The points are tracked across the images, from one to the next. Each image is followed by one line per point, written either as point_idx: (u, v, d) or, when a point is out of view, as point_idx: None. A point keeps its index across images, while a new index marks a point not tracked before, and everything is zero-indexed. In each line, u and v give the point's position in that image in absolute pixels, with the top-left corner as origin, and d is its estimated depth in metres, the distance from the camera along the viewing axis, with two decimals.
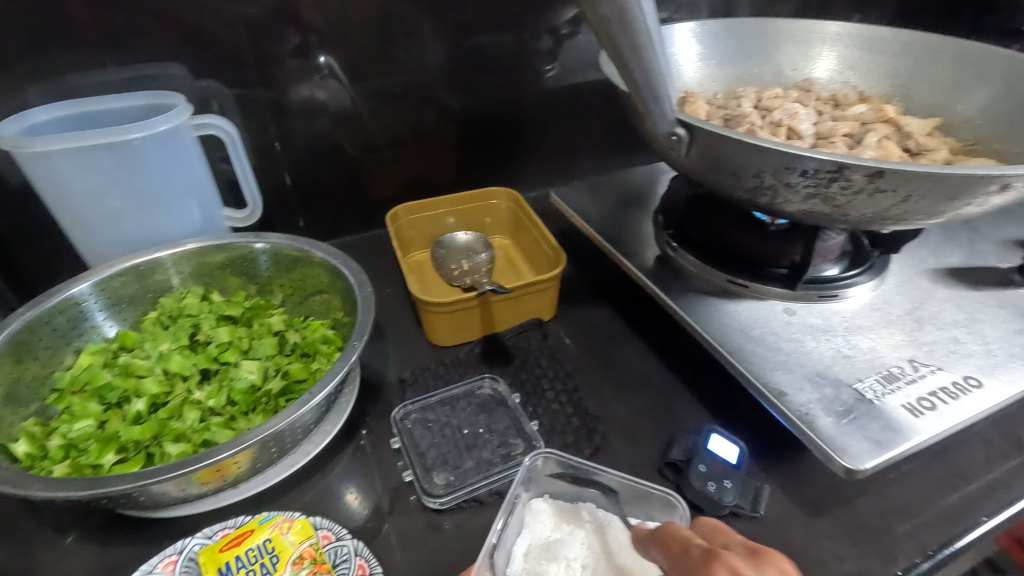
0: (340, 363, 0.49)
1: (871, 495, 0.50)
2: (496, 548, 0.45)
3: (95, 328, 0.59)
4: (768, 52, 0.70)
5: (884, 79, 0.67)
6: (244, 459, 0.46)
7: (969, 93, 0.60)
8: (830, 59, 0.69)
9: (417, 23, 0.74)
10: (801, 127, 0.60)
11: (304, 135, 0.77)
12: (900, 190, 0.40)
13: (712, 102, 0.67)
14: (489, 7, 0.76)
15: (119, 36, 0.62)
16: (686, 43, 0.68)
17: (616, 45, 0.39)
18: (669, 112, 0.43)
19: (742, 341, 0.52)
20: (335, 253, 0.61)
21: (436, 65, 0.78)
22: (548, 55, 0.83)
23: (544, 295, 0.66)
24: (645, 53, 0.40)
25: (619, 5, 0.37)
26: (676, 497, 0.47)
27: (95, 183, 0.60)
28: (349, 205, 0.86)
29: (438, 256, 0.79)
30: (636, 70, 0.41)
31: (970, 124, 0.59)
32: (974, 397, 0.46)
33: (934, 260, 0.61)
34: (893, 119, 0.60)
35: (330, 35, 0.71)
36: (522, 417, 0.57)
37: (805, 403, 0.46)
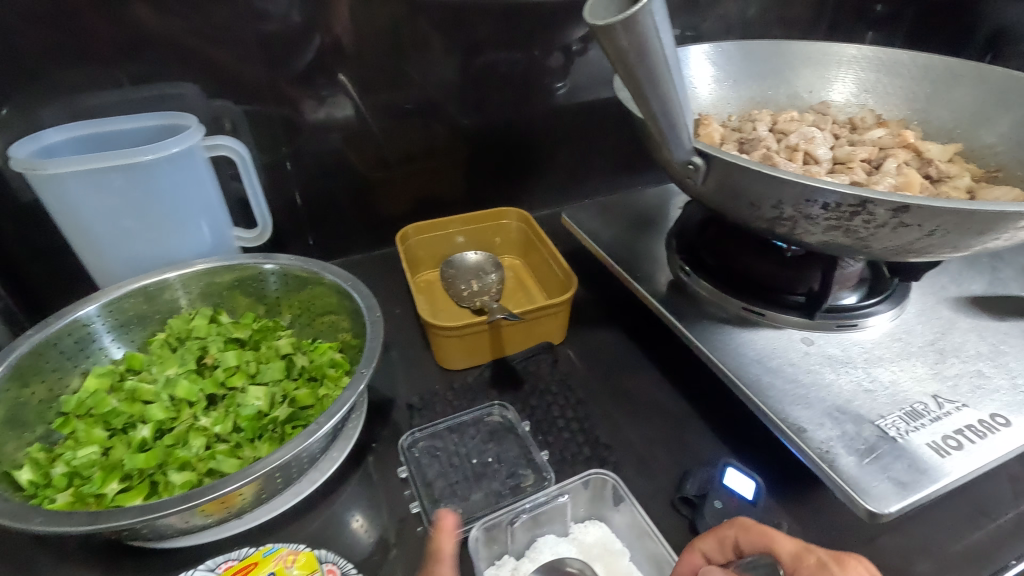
0: (347, 391, 0.48)
1: (893, 534, 0.48)
2: (519, 520, 0.47)
3: (102, 350, 0.59)
4: (783, 74, 0.69)
5: (901, 102, 0.66)
6: (249, 490, 0.45)
7: (991, 119, 0.59)
8: (846, 83, 0.68)
9: (428, 41, 0.74)
10: (819, 152, 0.59)
11: (315, 154, 0.77)
12: (925, 224, 0.38)
13: (726, 125, 0.66)
14: (501, 25, 0.76)
15: (132, 55, 0.62)
16: (700, 65, 0.67)
17: (633, 74, 0.38)
18: (685, 141, 0.43)
19: (759, 372, 0.51)
20: (344, 275, 0.61)
21: (448, 82, 0.78)
22: (561, 71, 0.83)
23: (555, 319, 0.65)
24: (662, 82, 0.39)
25: (638, 35, 0.36)
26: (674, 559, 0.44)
27: (106, 204, 0.60)
28: (358, 223, 0.85)
29: (448, 275, 0.79)
30: (652, 98, 0.40)
31: (991, 150, 0.58)
32: (1002, 436, 0.44)
33: (955, 288, 0.59)
34: (912, 144, 0.59)
35: (342, 52, 0.71)
36: (532, 446, 0.55)
37: (825, 440, 0.45)
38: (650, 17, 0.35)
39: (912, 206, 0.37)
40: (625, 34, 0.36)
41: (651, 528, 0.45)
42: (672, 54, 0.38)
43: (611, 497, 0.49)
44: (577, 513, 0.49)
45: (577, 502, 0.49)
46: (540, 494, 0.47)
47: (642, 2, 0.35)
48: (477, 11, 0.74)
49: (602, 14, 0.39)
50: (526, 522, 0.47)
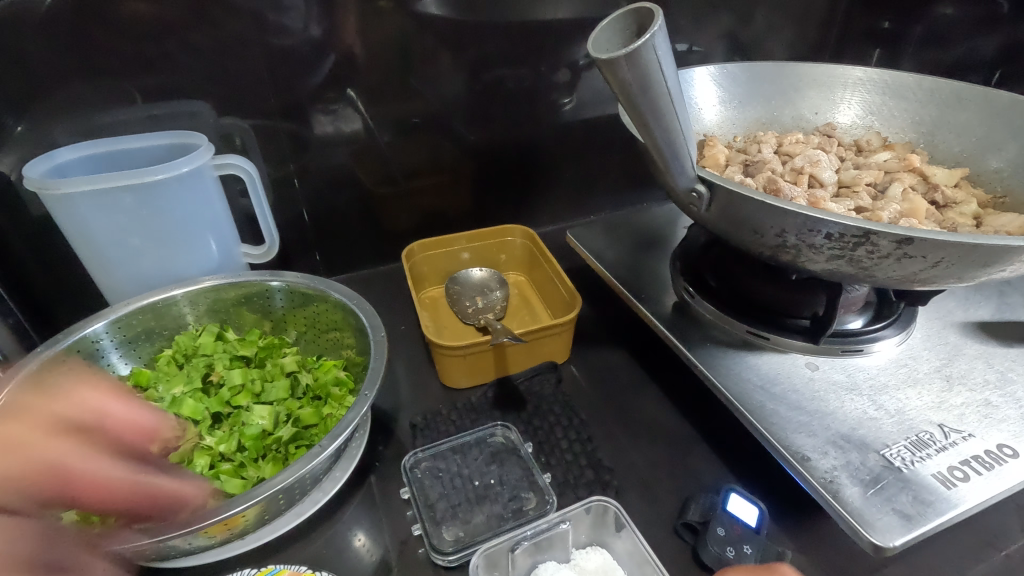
0: (351, 413, 0.49)
1: (899, 563, 0.48)
2: (520, 546, 0.47)
3: (110, 366, 0.60)
4: (789, 96, 0.69)
5: (907, 125, 0.66)
6: (252, 512, 0.45)
7: (998, 144, 0.59)
8: (852, 104, 0.68)
9: (436, 59, 0.75)
10: (823, 175, 0.59)
11: (323, 170, 0.78)
12: (930, 256, 0.38)
13: (731, 147, 0.66)
14: (507, 43, 0.77)
15: (146, 74, 0.64)
16: (705, 87, 0.68)
17: (636, 106, 0.39)
18: (688, 169, 0.43)
19: (763, 399, 0.51)
20: (349, 293, 0.61)
21: (454, 99, 0.79)
22: (567, 88, 0.84)
23: (558, 338, 0.66)
24: (666, 112, 0.39)
25: (641, 69, 0.36)
26: None
27: (117, 222, 0.61)
28: (365, 238, 0.86)
29: (453, 292, 0.79)
30: (656, 128, 0.40)
31: (998, 175, 0.58)
32: (1009, 468, 0.44)
33: (962, 312, 0.59)
34: (918, 168, 0.59)
35: (350, 69, 0.72)
36: (534, 468, 0.55)
37: (829, 470, 0.44)
38: (653, 51, 0.36)
39: (916, 237, 0.37)
40: (627, 67, 0.36)
41: (655, 558, 0.45)
42: (675, 87, 0.39)
43: (613, 523, 0.49)
44: (578, 538, 0.49)
45: (578, 527, 0.49)
46: (540, 521, 0.47)
47: (645, 37, 0.35)
48: (484, 29, 0.75)
49: (605, 46, 0.40)
50: (527, 549, 0.47)
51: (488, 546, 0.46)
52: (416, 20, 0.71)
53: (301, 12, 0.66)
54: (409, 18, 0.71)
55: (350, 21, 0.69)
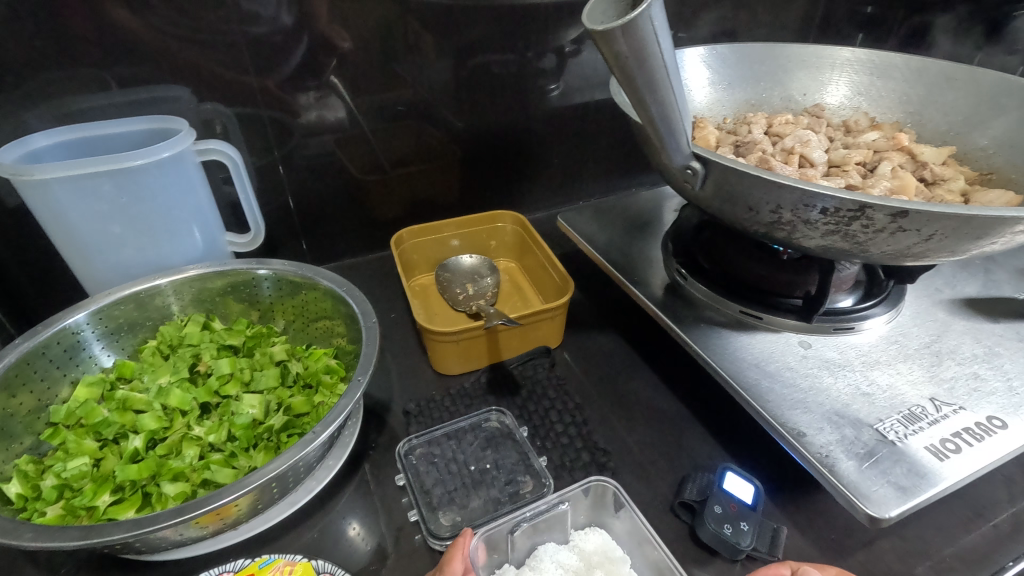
0: (344, 399, 0.48)
1: (891, 536, 0.48)
2: (520, 528, 0.46)
3: (92, 358, 0.58)
4: (779, 77, 0.69)
5: (894, 105, 0.66)
6: (245, 501, 0.44)
7: (985, 123, 0.59)
8: (840, 85, 0.68)
9: (421, 43, 0.73)
10: (814, 155, 0.60)
11: (308, 157, 0.76)
12: (924, 229, 0.39)
13: (722, 128, 0.67)
14: (494, 27, 0.76)
15: (121, 57, 0.61)
16: (695, 68, 0.67)
17: (631, 80, 0.38)
18: (683, 146, 0.43)
19: (758, 377, 0.51)
20: (339, 280, 0.60)
21: (441, 84, 0.78)
22: (554, 73, 0.83)
23: (551, 323, 0.66)
24: (661, 87, 0.39)
25: (637, 41, 0.36)
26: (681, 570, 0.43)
27: (95, 210, 0.59)
28: (352, 227, 0.85)
29: (443, 279, 0.78)
30: (651, 103, 0.40)
31: (984, 153, 0.58)
32: (998, 439, 0.45)
33: (949, 290, 0.60)
34: (906, 147, 0.60)
35: (333, 54, 0.70)
36: (530, 451, 0.55)
37: (825, 445, 0.45)
38: (649, 22, 0.35)
39: (913, 211, 0.37)
40: (623, 39, 0.35)
41: (654, 537, 0.45)
42: (671, 59, 0.38)
43: (612, 504, 0.48)
44: (579, 520, 0.49)
45: (577, 509, 0.49)
46: (540, 503, 0.46)
47: (642, 7, 0.34)
48: (470, 12, 0.73)
49: (600, 18, 0.39)
50: (527, 531, 0.47)
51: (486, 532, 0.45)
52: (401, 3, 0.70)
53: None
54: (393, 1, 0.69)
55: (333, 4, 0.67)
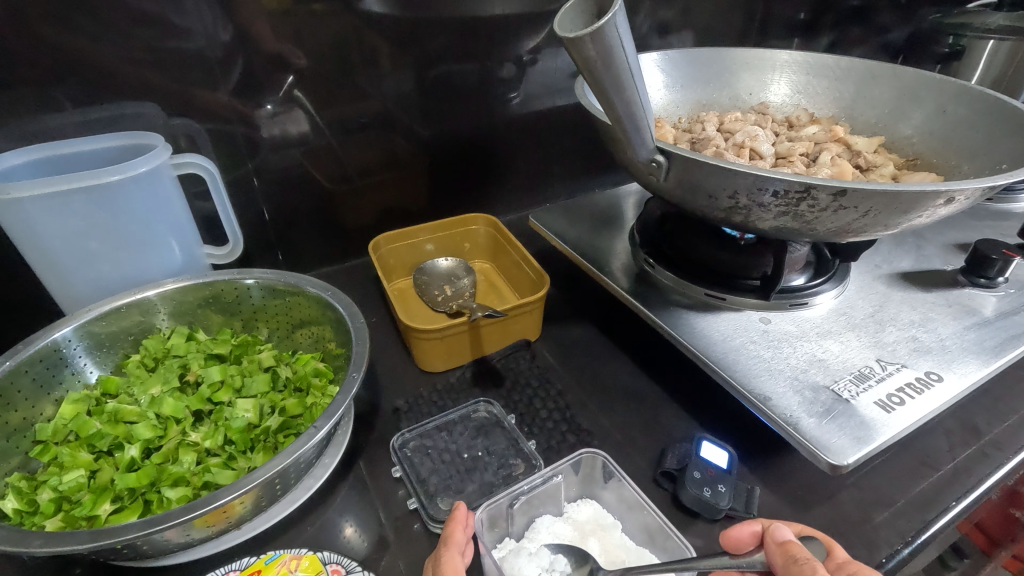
0: (340, 396, 0.50)
1: (850, 488, 0.53)
2: (519, 502, 0.49)
3: (76, 375, 0.58)
4: (726, 78, 0.75)
5: (830, 101, 0.73)
6: (248, 499, 0.45)
7: (907, 114, 0.66)
8: (782, 85, 0.74)
9: (385, 55, 0.76)
10: (762, 148, 0.66)
11: (279, 169, 0.77)
12: (860, 206, 0.44)
13: (677, 127, 0.72)
14: (455, 39, 0.79)
15: (88, 76, 0.62)
16: (651, 72, 0.72)
17: (598, 83, 0.42)
18: (648, 141, 0.47)
19: (725, 351, 0.55)
20: (324, 285, 0.61)
21: (405, 95, 0.80)
22: (514, 82, 0.87)
23: (530, 316, 0.69)
24: (627, 87, 0.43)
25: (604, 46, 0.39)
26: (672, 526, 0.46)
27: (72, 227, 0.59)
28: (328, 236, 0.86)
29: (421, 282, 0.81)
30: (618, 103, 0.43)
31: (908, 141, 0.65)
32: (935, 391, 0.50)
33: (887, 265, 0.66)
34: (842, 138, 0.66)
35: (302, 67, 0.72)
36: (519, 437, 0.58)
37: (788, 406, 0.49)
38: (615, 30, 0.39)
39: (852, 189, 0.42)
40: (592, 44, 0.39)
41: (642, 498, 0.48)
42: (635, 64, 0.42)
43: (601, 476, 0.52)
44: (573, 495, 0.52)
45: (570, 485, 0.52)
46: (536, 476, 0.49)
47: (608, 17, 0.38)
48: (432, 25, 0.77)
49: (570, 26, 0.43)
50: (528, 505, 0.50)
51: (488, 506, 0.48)
52: (366, 17, 0.72)
53: (249, 12, 0.66)
54: (358, 16, 0.72)
55: (303, 19, 0.69)
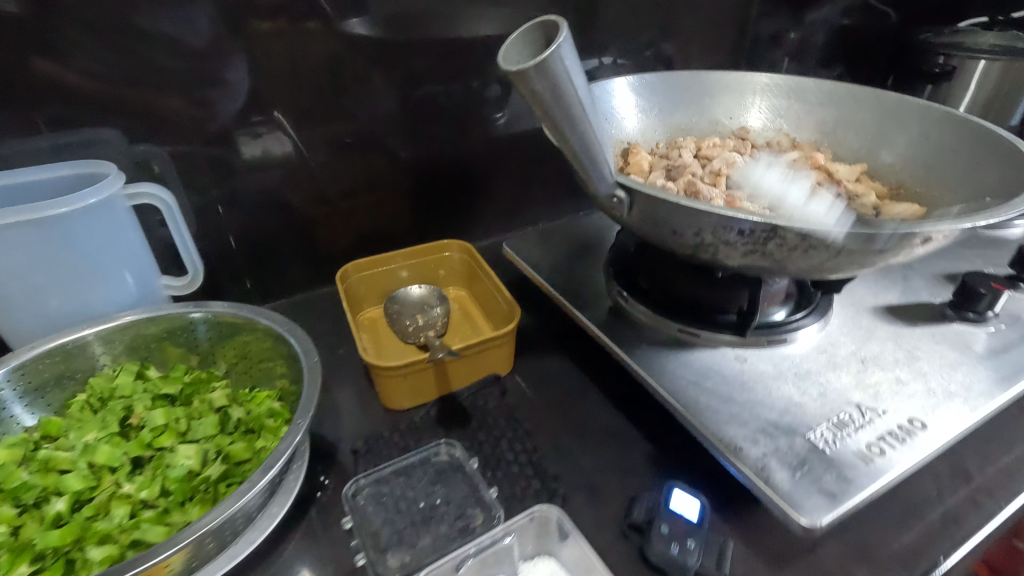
0: (283, 443, 0.46)
1: (831, 542, 0.50)
2: (467, 563, 0.48)
3: (14, 418, 0.55)
4: (705, 102, 0.72)
5: (812, 126, 0.70)
6: (176, 560, 0.43)
7: (891, 140, 0.63)
8: (764, 109, 0.72)
9: (361, 77, 0.74)
10: (739, 176, 0.63)
11: (250, 194, 0.75)
12: (832, 246, 0.41)
13: (654, 153, 0.69)
14: (438, 59, 0.77)
15: (45, 101, 0.59)
16: (625, 95, 0.70)
17: (552, 118, 0.40)
18: (607, 174, 0.44)
19: (697, 394, 0.52)
20: (280, 318, 0.59)
21: (385, 116, 0.78)
22: (498, 103, 0.84)
23: (499, 350, 0.67)
24: (579, 121, 0.40)
25: (551, 80, 0.37)
26: None
27: (16, 261, 0.56)
28: (300, 262, 0.83)
29: (392, 312, 0.78)
30: (572, 136, 0.41)
31: (892, 169, 0.62)
32: (919, 440, 0.47)
33: (872, 298, 0.63)
34: (823, 166, 0.63)
35: (276, 89, 0.70)
36: (480, 484, 0.55)
37: (760, 457, 0.46)
38: (560, 61, 0.37)
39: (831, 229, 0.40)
40: (538, 78, 0.37)
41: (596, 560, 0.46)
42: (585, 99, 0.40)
43: (558, 533, 0.50)
44: (531, 555, 0.50)
45: (527, 544, 0.50)
46: (482, 537, 0.48)
47: (552, 49, 0.36)
48: (412, 47, 0.75)
49: (515, 59, 0.40)
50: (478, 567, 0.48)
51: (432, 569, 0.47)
52: (343, 39, 0.71)
53: (220, 35, 0.64)
54: (334, 39, 0.70)
55: (277, 41, 0.67)
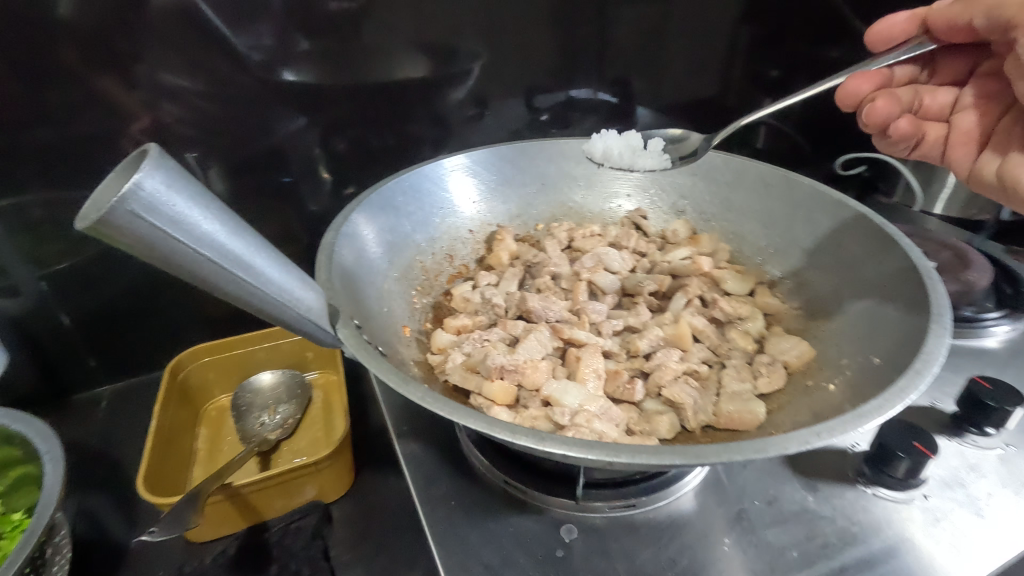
0: None
1: None
2: None
3: None
4: (595, 175, 0.60)
5: (720, 209, 0.57)
6: None
7: (802, 242, 0.51)
8: (666, 184, 0.59)
9: (244, 127, 0.61)
10: (604, 281, 0.53)
11: (107, 258, 0.64)
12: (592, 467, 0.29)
13: (523, 239, 0.59)
14: (359, 98, 0.64)
15: None
16: (461, 180, 0.56)
17: (192, 272, 0.26)
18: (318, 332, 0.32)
19: None
20: (41, 438, 0.51)
21: (311, 156, 0.65)
22: (440, 142, 0.69)
23: (319, 476, 0.56)
24: (243, 274, 0.28)
25: (162, 231, 0.24)
26: None
27: None
28: (162, 333, 0.74)
29: (240, 404, 0.68)
30: (241, 296, 0.28)
31: (796, 279, 0.51)
32: None
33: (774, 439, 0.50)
34: (708, 273, 0.53)
35: (128, 146, 0.58)
36: None
37: None
38: (167, 206, 0.24)
39: (592, 448, 0.27)
40: (137, 231, 0.23)
41: None
42: (249, 242, 0.29)
43: None
44: None
45: None
46: None
47: (140, 192, 0.23)
48: (333, 93, 0.63)
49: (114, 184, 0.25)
50: None
51: None
52: (225, 83, 0.59)
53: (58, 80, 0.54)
54: (228, 79, 0.59)
55: (132, 90, 0.56)
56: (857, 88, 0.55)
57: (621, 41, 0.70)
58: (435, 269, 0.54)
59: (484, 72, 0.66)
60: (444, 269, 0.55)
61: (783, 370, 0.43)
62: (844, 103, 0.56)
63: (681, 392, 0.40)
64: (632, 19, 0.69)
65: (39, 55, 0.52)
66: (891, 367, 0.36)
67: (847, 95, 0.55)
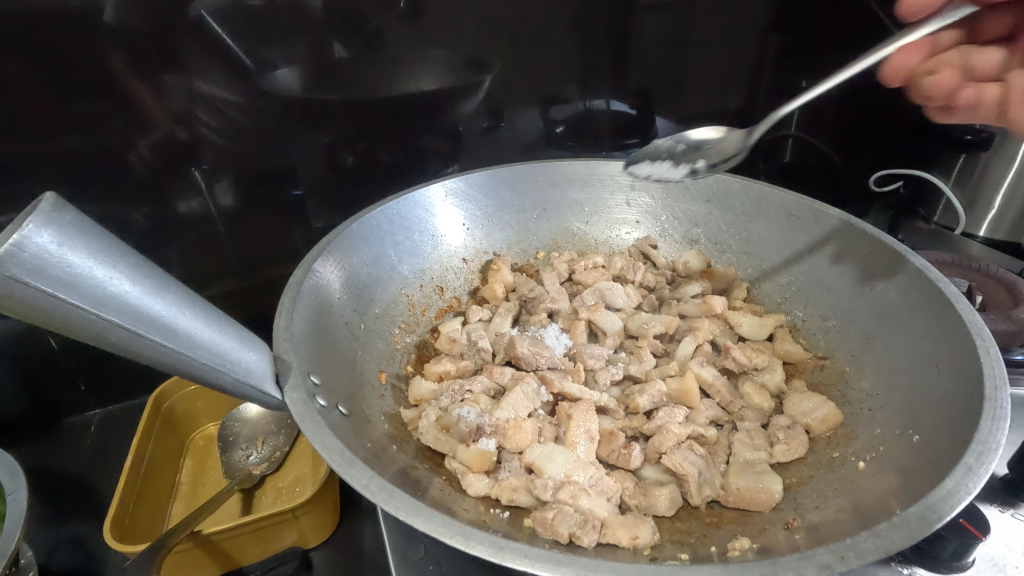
0: None
1: None
2: None
3: None
4: (602, 200, 0.55)
5: (736, 243, 0.52)
6: None
7: (827, 282, 0.47)
8: (677, 212, 0.54)
9: (240, 143, 0.57)
10: (606, 321, 0.50)
11: None
12: None
13: (522, 269, 0.55)
14: (362, 113, 0.59)
15: None
16: (452, 208, 0.52)
17: (102, 336, 0.25)
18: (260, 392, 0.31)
19: None
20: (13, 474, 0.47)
21: (311, 173, 0.61)
22: (448, 156, 0.65)
23: (298, 522, 0.52)
24: (162, 334, 0.27)
25: (62, 297, 0.23)
26: None
27: None
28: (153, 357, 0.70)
29: (225, 437, 0.64)
30: (162, 357, 0.27)
31: (823, 324, 0.46)
32: None
33: None
34: (719, 315, 0.49)
35: (114, 163, 0.55)
36: None
37: None
38: (68, 270, 0.23)
39: (561, 563, 0.26)
40: (33, 298, 0.22)
41: None
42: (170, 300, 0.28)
43: None
44: None
45: None
46: None
47: (35, 256, 0.22)
48: (336, 108, 0.58)
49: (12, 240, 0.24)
50: None
51: None
52: (231, 98, 0.55)
53: (48, 95, 0.50)
54: (235, 93, 0.55)
55: (127, 105, 0.53)
56: (904, 62, 0.42)
57: (649, 48, 0.65)
58: (422, 303, 0.50)
59: (496, 82, 0.62)
60: (433, 302, 0.51)
61: (804, 437, 0.39)
62: (891, 83, 0.44)
63: (683, 461, 0.36)
64: (662, 25, 0.64)
65: (21, 67, 0.48)
66: (930, 454, 0.32)
67: (891, 73, 0.43)
